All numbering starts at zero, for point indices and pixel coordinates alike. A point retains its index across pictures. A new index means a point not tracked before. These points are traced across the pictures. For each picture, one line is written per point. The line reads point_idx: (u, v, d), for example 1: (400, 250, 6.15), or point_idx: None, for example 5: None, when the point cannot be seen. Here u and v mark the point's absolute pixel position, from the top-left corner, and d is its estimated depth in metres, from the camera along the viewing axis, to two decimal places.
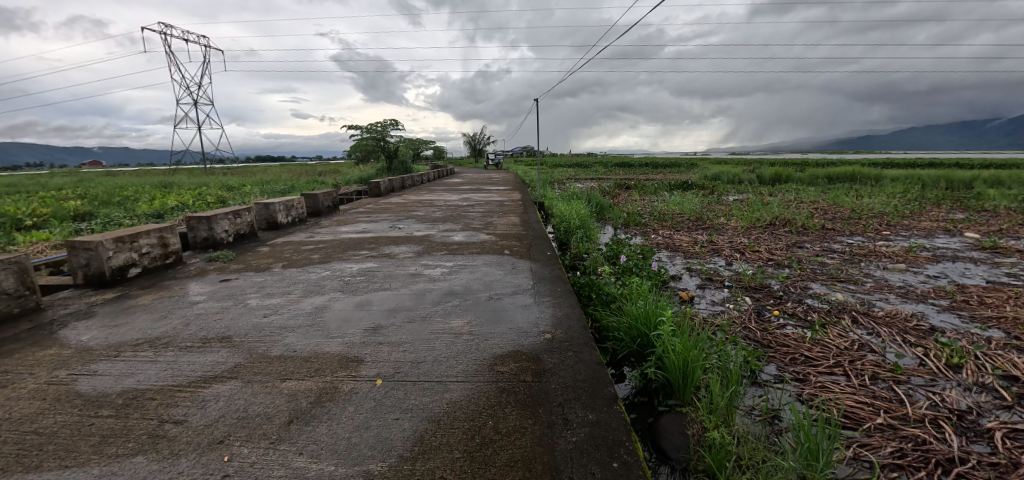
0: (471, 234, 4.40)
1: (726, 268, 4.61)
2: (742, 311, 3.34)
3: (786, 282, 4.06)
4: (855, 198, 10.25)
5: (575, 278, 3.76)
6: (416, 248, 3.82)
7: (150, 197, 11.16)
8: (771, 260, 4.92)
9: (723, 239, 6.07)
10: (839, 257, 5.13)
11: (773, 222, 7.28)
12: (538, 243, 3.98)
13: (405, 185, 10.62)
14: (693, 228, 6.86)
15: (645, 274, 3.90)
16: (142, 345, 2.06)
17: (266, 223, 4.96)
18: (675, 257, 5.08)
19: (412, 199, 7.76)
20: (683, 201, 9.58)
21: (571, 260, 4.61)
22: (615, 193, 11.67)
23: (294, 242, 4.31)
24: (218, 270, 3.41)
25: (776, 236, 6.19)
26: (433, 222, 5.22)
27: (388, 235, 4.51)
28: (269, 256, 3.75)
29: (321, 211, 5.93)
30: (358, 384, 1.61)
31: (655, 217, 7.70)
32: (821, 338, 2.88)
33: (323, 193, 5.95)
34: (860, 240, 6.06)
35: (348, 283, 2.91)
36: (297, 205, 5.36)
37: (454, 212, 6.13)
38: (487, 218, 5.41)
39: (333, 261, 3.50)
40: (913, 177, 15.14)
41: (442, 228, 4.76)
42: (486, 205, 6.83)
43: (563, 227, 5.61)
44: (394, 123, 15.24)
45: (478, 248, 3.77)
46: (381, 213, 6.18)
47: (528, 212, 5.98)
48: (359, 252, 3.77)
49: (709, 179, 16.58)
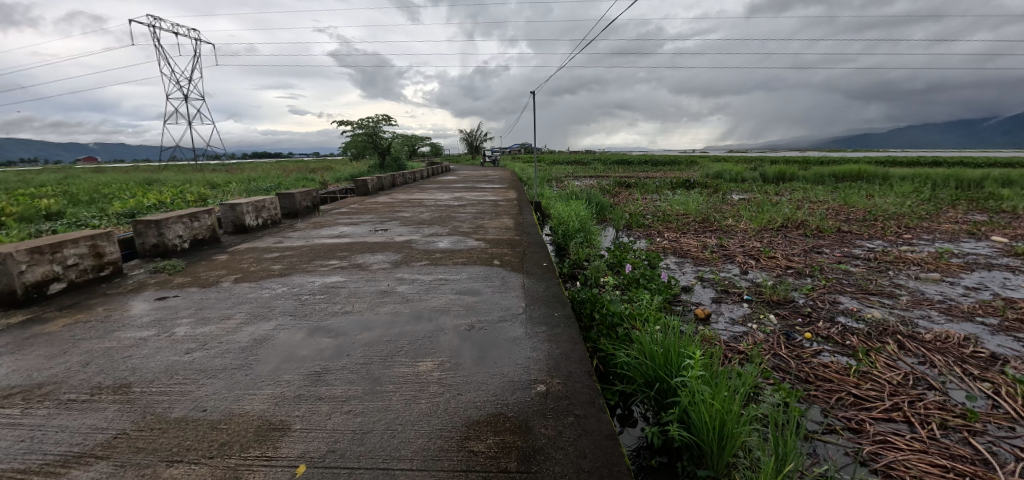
0: (458, 239, 3.90)
1: (742, 278, 4.16)
2: (769, 333, 2.89)
3: (812, 297, 3.60)
4: (867, 198, 9.79)
5: (575, 292, 3.30)
6: (392, 257, 3.33)
7: (129, 196, 10.62)
8: (790, 268, 4.46)
9: (734, 243, 5.61)
10: (863, 264, 4.68)
11: (786, 224, 6.81)
12: (534, 250, 3.50)
13: (396, 183, 10.12)
14: (701, 231, 6.37)
15: (654, 288, 3.44)
16: (13, 397, 1.58)
17: (233, 226, 4.47)
18: (685, 264, 4.62)
19: (400, 199, 7.26)
20: (688, 201, 9.10)
21: (570, 268, 4.15)
22: (616, 192, 11.18)
23: (258, 250, 3.82)
24: (159, 285, 2.93)
25: (791, 240, 5.73)
26: (419, 225, 4.73)
27: (365, 240, 4.02)
28: (224, 267, 3.26)
29: (298, 212, 5.43)
30: (270, 474, 1.13)
31: (660, 219, 7.21)
32: (869, 371, 2.43)
33: (300, 193, 5.45)
34: (882, 244, 5.60)
35: (303, 303, 2.42)
36: (270, 206, 4.87)
37: (443, 213, 5.64)
38: (478, 220, 4.92)
39: (294, 274, 3.01)
40: (921, 177, 14.69)
41: (428, 232, 4.28)
42: (479, 206, 6.34)
43: (561, 231, 5.14)
44: (387, 118, 14.68)
45: (464, 257, 3.28)
46: (364, 214, 5.69)
47: (523, 213, 5.51)
48: (327, 262, 3.28)
49: (712, 177, 16.10)
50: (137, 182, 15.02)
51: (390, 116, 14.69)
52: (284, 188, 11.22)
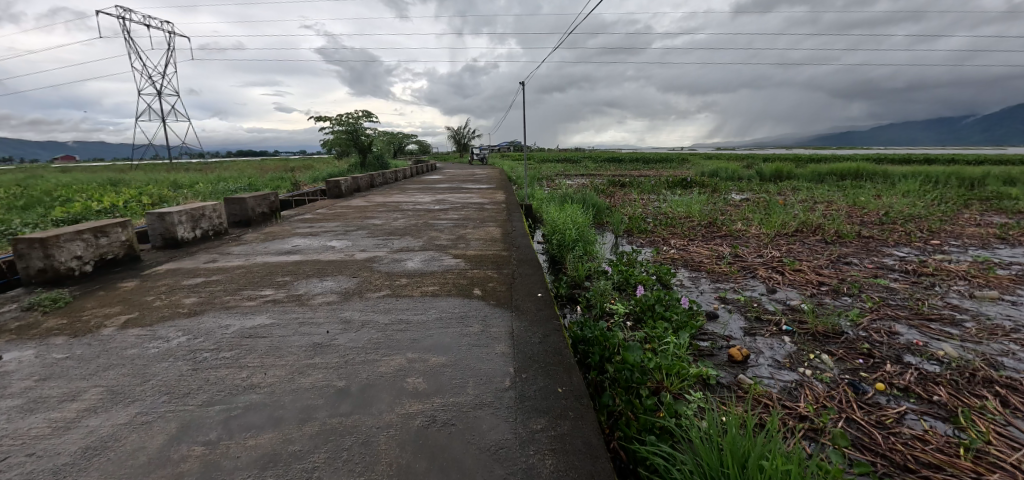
0: (432, 256, 3.17)
1: (770, 298, 3.52)
2: (830, 385, 2.25)
3: (864, 326, 2.98)
4: (875, 199, 9.27)
5: (578, 328, 2.61)
6: (343, 285, 2.59)
7: (79, 198, 9.61)
8: (824, 285, 3.83)
9: (750, 251, 4.99)
10: (903, 278, 4.08)
11: (800, 228, 6.21)
12: (525, 272, 2.80)
13: (376, 184, 9.31)
14: (710, 237, 5.73)
15: (675, 318, 2.77)
16: None
17: (162, 240, 3.68)
18: (701, 280, 3.96)
19: (374, 203, 6.47)
20: (690, 202, 8.45)
21: (569, 290, 3.47)
22: (611, 192, 10.50)
23: (180, 272, 3.04)
24: (19, 331, 2.16)
25: (811, 248, 5.13)
26: (387, 236, 3.98)
27: (317, 258, 3.26)
28: (122, 301, 2.50)
29: (250, 220, 4.64)
30: None
31: (662, 223, 6.56)
32: (983, 448, 1.78)
33: (253, 198, 4.66)
34: (912, 253, 5.03)
35: (196, 367, 1.69)
36: (212, 214, 4.09)
37: (421, 219, 4.91)
38: (460, 230, 4.18)
39: (206, 313, 2.26)
40: (921, 175, 14.29)
41: (398, 246, 3.56)
42: (463, 210, 5.60)
43: (555, 240, 4.44)
44: (367, 114, 13.76)
45: (435, 285, 2.55)
46: (329, 222, 4.93)
47: (513, 220, 4.80)
48: (257, 292, 2.53)
49: (708, 176, 15.57)
50: (99, 182, 13.91)
51: (371, 112, 13.80)
52: (254, 189, 10.31)
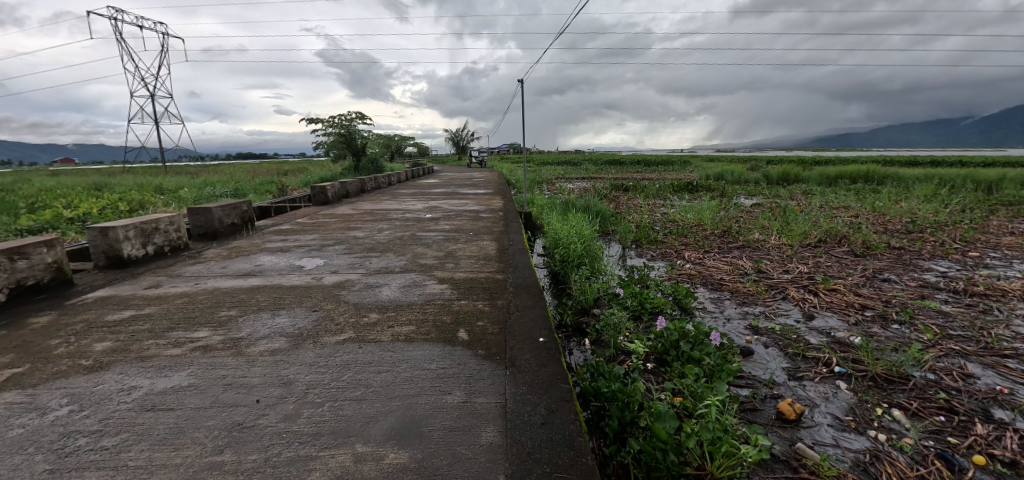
0: (414, 282, 2.65)
1: (810, 328, 3.03)
2: (916, 460, 1.75)
3: (930, 367, 2.49)
4: (894, 204, 8.80)
5: (590, 377, 2.11)
6: (297, 323, 2.08)
7: (53, 203, 9.08)
8: (867, 311, 3.35)
9: (775, 266, 4.51)
10: (954, 300, 3.60)
11: (824, 239, 5.74)
12: (525, 303, 2.29)
13: (366, 188, 8.77)
14: (727, 249, 5.24)
15: (707, 361, 2.28)
16: None
17: (105, 259, 3.18)
18: (725, 303, 3.48)
19: (361, 211, 5.96)
20: (701, 208, 7.95)
21: (575, 318, 2.97)
22: (615, 197, 9.99)
23: (110, 302, 2.53)
24: None
25: (842, 263, 4.66)
26: (366, 253, 3.46)
27: (277, 282, 2.74)
28: (20, 345, 1.99)
29: (217, 233, 4.13)
30: None
31: (673, 232, 6.07)
32: None
33: (220, 207, 4.15)
34: (953, 268, 4.55)
35: (55, 471, 1.19)
36: (168, 226, 3.57)
37: (409, 231, 4.40)
38: (450, 245, 3.67)
39: (112, 367, 1.75)
40: (935, 178, 13.78)
41: (376, 266, 3.05)
42: (456, 220, 5.08)
43: (558, 255, 3.94)
44: (361, 116, 13.23)
45: (411, 324, 2.03)
46: (306, 234, 4.41)
47: (511, 232, 4.30)
48: (188, 334, 2.02)
49: (713, 179, 15.10)
50: (84, 186, 13.41)
51: (365, 114, 13.27)
52: (239, 194, 9.77)
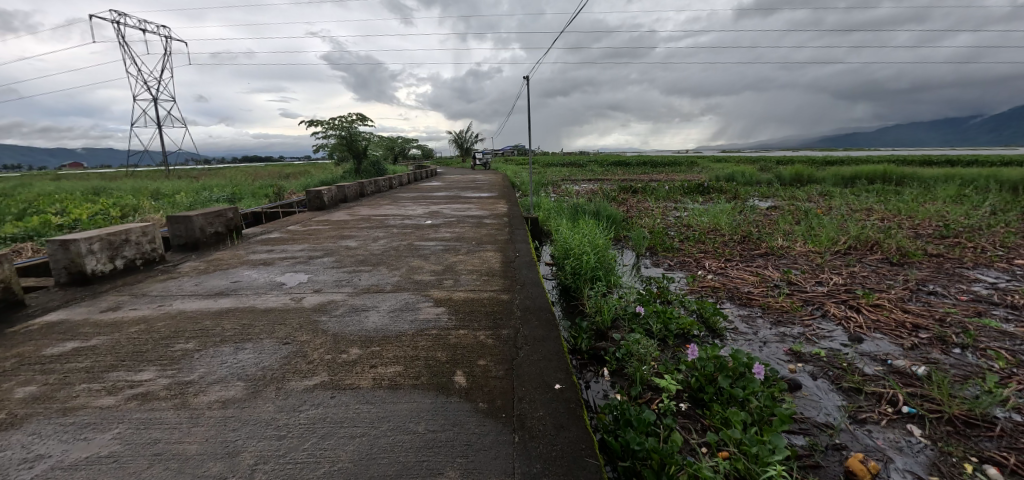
0: (406, 305, 2.29)
1: (861, 354, 2.65)
2: None
3: (1017, 406, 2.09)
4: (920, 206, 8.35)
5: (616, 425, 1.75)
6: (263, 361, 1.73)
7: (45, 209, 8.83)
8: (921, 332, 2.96)
9: (806, 277, 4.12)
10: (1017, 318, 3.19)
11: (854, 245, 5.34)
12: (537, 333, 1.93)
13: (365, 192, 8.44)
14: (750, 257, 4.84)
15: (754, 402, 1.91)
16: None
17: (66, 275, 2.86)
18: (758, 321, 3.10)
19: (357, 217, 5.62)
20: (716, 211, 7.54)
21: (592, 343, 2.61)
22: (624, 200, 9.61)
23: (57, 329, 2.20)
24: None
25: (879, 275, 4.26)
26: (357, 267, 3.11)
27: (251, 304, 2.40)
28: None
29: (198, 243, 3.81)
30: None
31: (690, 238, 5.69)
32: None
33: (202, 215, 3.82)
34: (1002, 279, 4.14)
35: None
36: (140, 238, 3.25)
37: (406, 240, 4.05)
38: (450, 257, 3.31)
39: (24, 424, 1.41)
40: (958, 178, 13.22)
41: (365, 283, 2.71)
42: (458, 227, 4.73)
43: (569, 267, 3.58)
44: (362, 117, 12.92)
45: (399, 364, 1.67)
46: (296, 243, 4.08)
47: (518, 241, 3.95)
48: (130, 376, 1.68)
49: (725, 180, 14.66)
50: (82, 190, 13.19)
51: (366, 116, 12.95)
52: (235, 199, 9.46)
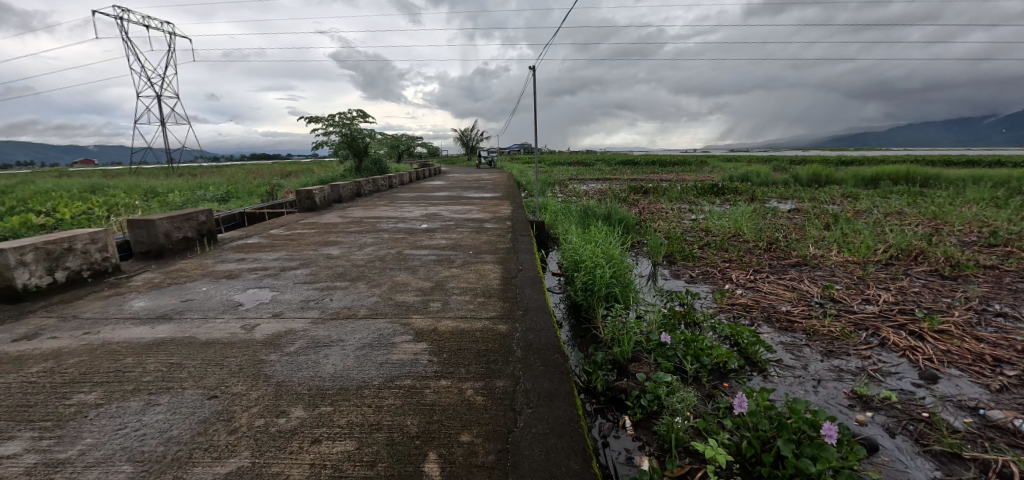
0: (378, 338, 1.83)
1: (943, 401, 2.14)
2: None
3: None
4: (957, 209, 7.74)
5: None
6: (172, 430, 1.28)
7: (33, 208, 8.50)
8: (1006, 368, 2.45)
9: (850, 293, 3.61)
10: None
11: (894, 255, 4.81)
12: (542, 387, 1.46)
13: (362, 192, 8.01)
14: (782, 268, 4.33)
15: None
16: None
17: None
18: (805, 352, 2.61)
19: (347, 220, 5.17)
20: (736, 214, 7.02)
21: (609, 381, 2.15)
22: (636, 201, 9.09)
23: None
24: None
25: (934, 291, 3.73)
26: (331, 282, 2.66)
27: (192, 334, 1.96)
28: None
29: (163, 250, 3.38)
30: None
31: (711, 245, 5.19)
32: None
33: (167, 219, 3.38)
34: None
35: None
36: (88, 246, 2.83)
37: (396, 247, 3.60)
38: (442, 271, 2.84)
39: None
40: (990, 179, 12.48)
41: (336, 306, 2.25)
42: (455, 233, 4.27)
43: (579, 283, 3.11)
44: (363, 115, 12.51)
45: (351, 439, 1.21)
46: (273, 250, 3.64)
47: (521, 250, 3.49)
48: None
49: (739, 181, 14.02)
50: (79, 188, 12.89)
51: (367, 113, 12.53)
52: (229, 198, 9.08)
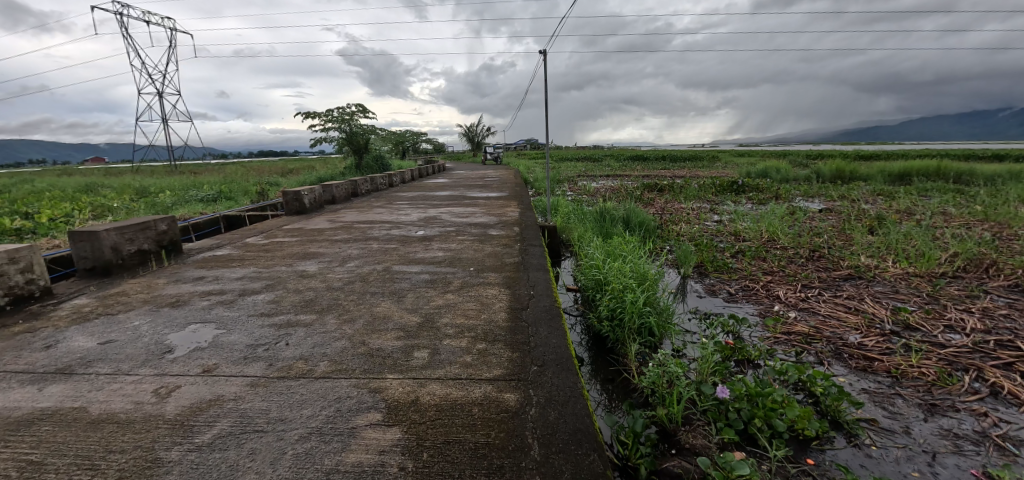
0: (334, 419, 1.28)
1: None
2: None
3: None
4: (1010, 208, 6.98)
5: None
6: None
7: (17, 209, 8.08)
8: None
9: (928, 318, 2.98)
10: None
11: (960, 265, 4.15)
12: None
13: (359, 191, 7.47)
14: (833, 283, 3.72)
15: None
16: None
17: None
18: (900, 407, 2.02)
19: (336, 225, 4.64)
20: (765, 215, 6.40)
21: (655, 460, 1.58)
22: (652, 200, 8.49)
23: None
24: None
25: None
26: (294, 315, 2.11)
27: (85, 405, 1.42)
28: None
29: (112, 266, 2.88)
30: None
31: (745, 253, 4.60)
32: None
33: (115, 230, 2.88)
34: None
35: None
36: (6, 266, 2.33)
37: (385, 262, 3.05)
38: (434, 298, 2.29)
39: None
40: None
41: (290, 354, 1.70)
42: (454, 242, 3.70)
43: (604, 310, 2.55)
44: (363, 110, 11.99)
45: None
46: (241, 265, 3.11)
47: (531, 266, 2.91)
48: None
49: (758, 177, 13.31)
50: (75, 186, 12.54)
51: (366, 108, 12.00)
52: (220, 198, 8.60)
